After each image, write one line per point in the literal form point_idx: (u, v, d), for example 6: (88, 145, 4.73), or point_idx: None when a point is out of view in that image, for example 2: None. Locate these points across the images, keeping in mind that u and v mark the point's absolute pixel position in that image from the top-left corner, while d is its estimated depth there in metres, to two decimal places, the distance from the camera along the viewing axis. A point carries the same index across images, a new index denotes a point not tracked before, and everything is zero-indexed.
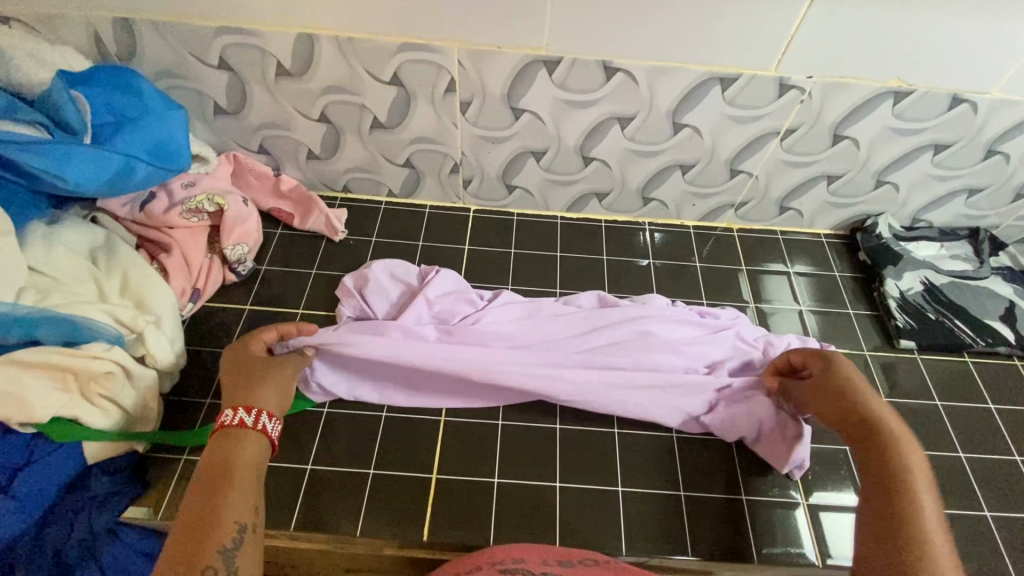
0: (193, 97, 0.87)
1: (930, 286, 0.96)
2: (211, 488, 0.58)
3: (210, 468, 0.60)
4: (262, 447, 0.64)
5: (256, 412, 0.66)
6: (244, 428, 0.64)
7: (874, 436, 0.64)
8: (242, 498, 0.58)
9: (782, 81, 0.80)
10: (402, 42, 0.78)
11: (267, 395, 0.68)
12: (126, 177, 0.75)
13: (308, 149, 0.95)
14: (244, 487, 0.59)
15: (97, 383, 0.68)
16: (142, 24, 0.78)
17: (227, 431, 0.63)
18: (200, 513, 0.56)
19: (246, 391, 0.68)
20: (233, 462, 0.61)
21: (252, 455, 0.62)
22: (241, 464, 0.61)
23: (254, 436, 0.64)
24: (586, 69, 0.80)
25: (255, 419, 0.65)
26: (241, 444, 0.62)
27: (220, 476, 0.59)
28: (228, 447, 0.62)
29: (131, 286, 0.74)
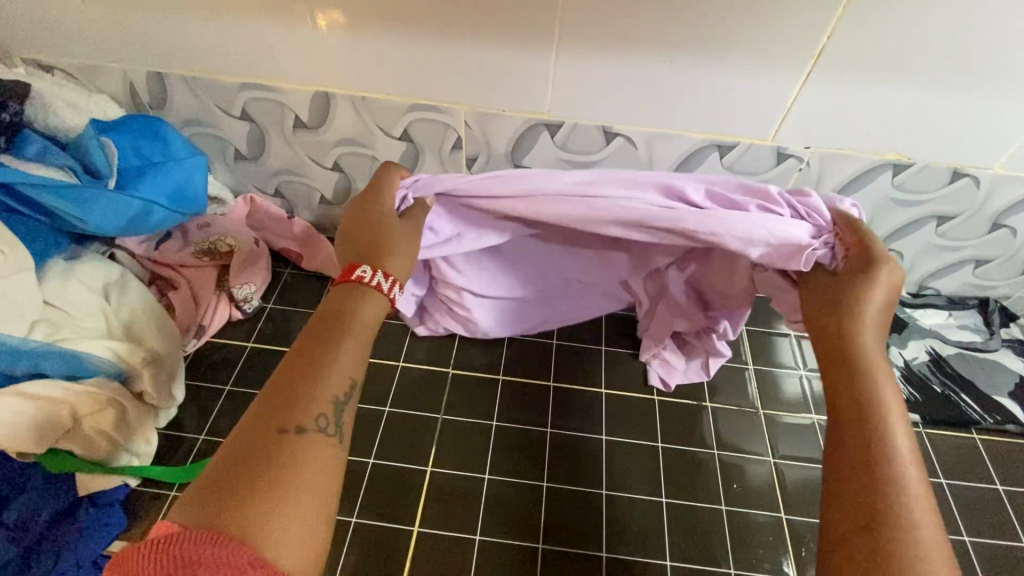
0: (216, 143, 0.92)
1: (936, 356, 0.94)
2: (324, 331, 0.61)
3: (327, 316, 0.63)
4: (381, 309, 0.66)
5: (391, 280, 0.67)
6: (372, 288, 0.66)
7: (846, 354, 0.62)
8: (352, 358, 0.61)
9: (780, 151, 0.81)
10: (411, 102, 0.82)
11: (396, 264, 0.70)
12: (144, 219, 0.79)
13: (321, 194, 0.99)
14: (351, 337, 0.61)
15: (94, 416, 0.70)
16: (174, 79, 0.84)
17: (348, 289, 0.66)
18: (302, 366, 0.58)
19: (377, 257, 0.69)
20: (351, 314, 0.63)
21: (371, 313, 0.65)
22: (361, 321, 0.63)
23: (377, 296, 0.66)
24: (586, 133, 0.82)
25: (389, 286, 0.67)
26: (364, 303, 0.65)
27: (331, 326, 0.61)
28: (350, 302, 0.64)
29: (138, 323, 0.77)
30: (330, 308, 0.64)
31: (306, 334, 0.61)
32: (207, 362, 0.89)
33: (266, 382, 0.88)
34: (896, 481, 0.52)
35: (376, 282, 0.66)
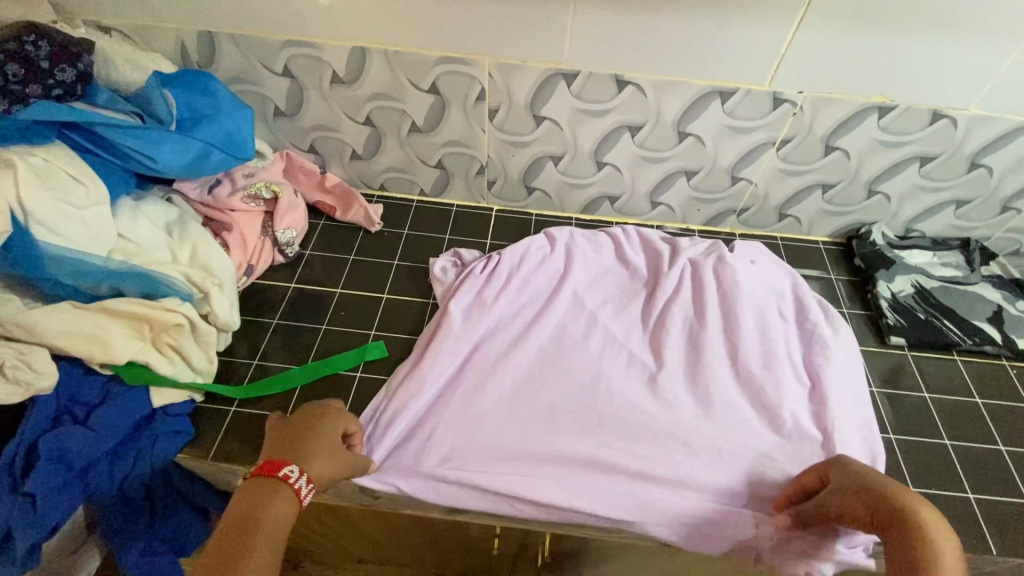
0: (258, 101, 1.01)
1: (921, 289, 1.02)
2: (230, 546, 0.57)
3: (237, 519, 0.59)
4: (292, 510, 0.62)
5: (301, 473, 0.65)
6: (285, 485, 0.63)
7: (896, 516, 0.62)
8: (267, 555, 0.58)
9: (776, 96, 0.90)
10: (441, 56, 0.90)
11: (314, 462, 0.67)
12: (202, 162, 0.87)
13: (352, 149, 1.08)
14: (263, 541, 0.58)
15: (168, 334, 0.79)
16: (223, 38, 0.92)
17: (267, 485, 0.62)
18: (227, 556, 0.56)
19: (301, 446, 0.69)
20: (260, 518, 0.59)
21: (282, 514, 0.61)
22: (271, 520, 0.60)
23: (290, 498, 0.62)
24: (600, 82, 0.91)
25: (297, 479, 0.64)
26: (276, 500, 0.61)
27: (245, 528, 0.58)
28: (264, 500, 0.61)
29: (200, 255, 0.85)
30: (241, 505, 0.61)
31: (215, 542, 0.58)
32: (255, 300, 0.98)
33: (310, 316, 0.98)
34: None
35: (294, 481, 0.63)
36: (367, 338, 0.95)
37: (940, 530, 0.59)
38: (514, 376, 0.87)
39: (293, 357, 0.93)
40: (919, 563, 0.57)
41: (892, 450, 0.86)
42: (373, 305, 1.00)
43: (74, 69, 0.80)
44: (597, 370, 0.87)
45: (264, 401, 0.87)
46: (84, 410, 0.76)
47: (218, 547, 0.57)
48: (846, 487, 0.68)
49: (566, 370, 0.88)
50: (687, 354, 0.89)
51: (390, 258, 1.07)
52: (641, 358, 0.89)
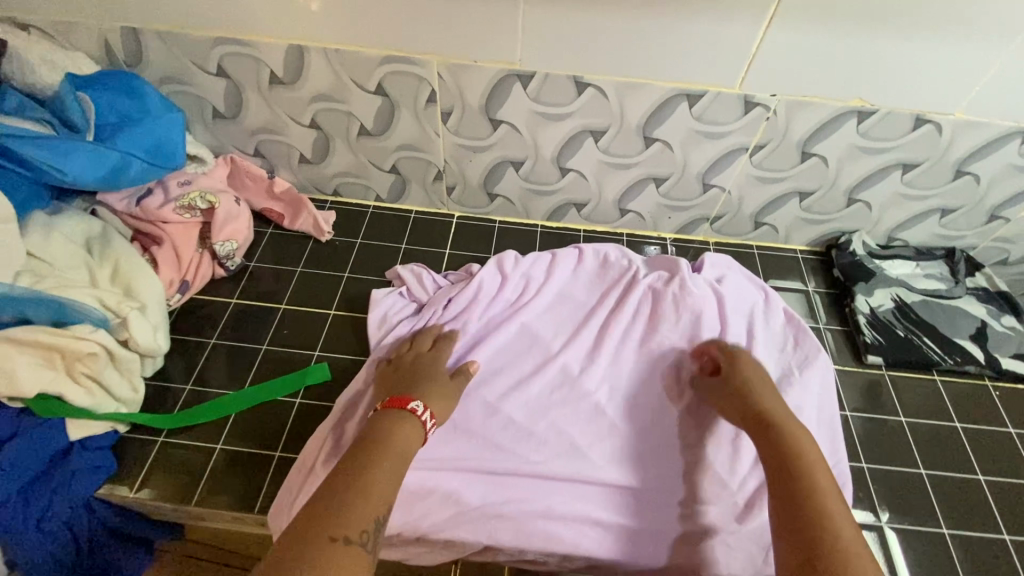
0: (194, 102, 0.93)
1: (901, 303, 0.97)
2: (367, 455, 0.64)
3: (371, 439, 0.66)
4: (417, 434, 0.70)
5: (427, 410, 0.73)
6: (411, 416, 0.71)
7: (770, 422, 0.70)
8: (391, 478, 0.63)
9: (747, 100, 0.83)
10: (385, 55, 0.83)
11: (438, 401, 0.76)
12: (120, 174, 0.80)
13: (300, 154, 1.01)
14: (390, 462, 0.64)
15: (82, 363, 0.72)
16: (149, 34, 0.84)
17: (396, 415, 0.71)
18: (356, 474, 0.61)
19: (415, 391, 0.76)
20: (391, 442, 0.66)
21: (409, 441, 0.68)
22: (400, 445, 0.67)
23: (417, 427, 0.71)
24: (558, 84, 0.84)
25: (422, 413, 0.72)
26: (405, 428, 0.69)
27: (372, 448, 0.65)
28: (392, 427, 0.69)
29: (122, 274, 0.79)
30: (373, 429, 0.68)
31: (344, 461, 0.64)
32: (192, 317, 0.92)
33: (252, 335, 0.92)
34: (834, 521, 0.57)
35: (422, 414, 0.72)
36: (312, 358, 0.90)
37: (817, 463, 0.63)
38: (466, 413, 0.81)
39: (230, 380, 0.87)
40: (793, 462, 0.64)
41: (866, 480, 0.83)
42: (321, 322, 0.94)
43: None
44: (548, 405, 0.82)
45: (197, 429, 0.81)
46: None
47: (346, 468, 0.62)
48: (727, 392, 0.77)
49: (517, 406, 0.82)
50: (646, 395, 0.84)
51: (342, 271, 1.01)
52: (595, 397, 0.83)
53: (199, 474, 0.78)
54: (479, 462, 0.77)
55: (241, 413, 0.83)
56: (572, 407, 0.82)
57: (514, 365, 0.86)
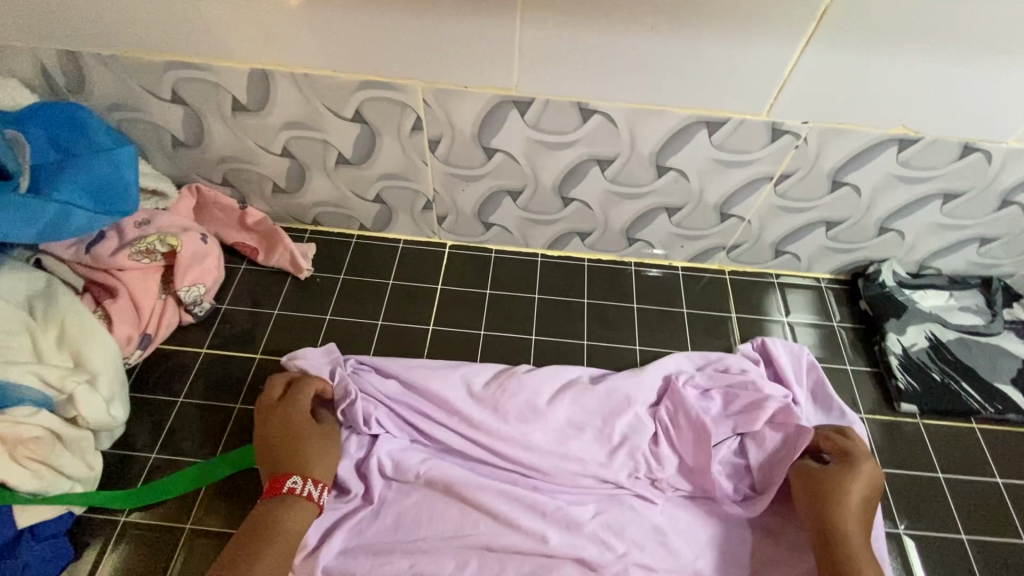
0: (150, 130, 0.83)
1: (936, 342, 0.89)
2: (247, 542, 0.63)
3: (252, 529, 0.64)
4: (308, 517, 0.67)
5: (306, 480, 0.68)
6: (294, 496, 0.67)
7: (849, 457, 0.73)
8: (274, 568, 0.63)
9: (775, 126, 0.73)
10: (362, 79, 0.73)
11: (317, 463, 0.70)
12: (62, 224, 0.69)
13: (273, 183, 0.91)
14: (273, 546, 0.63)
15: (25, 446, 0.64)
16: (90, 58, 0.74)
17: (275, 501, 0.66)
18: (236, 565, 0.61)
19: (305, 455, 0.70)
20: (276, 530, 0.64)
21: (297, 523, 0.66)
22: (289, 532, 0.65)
23: (302, 504, 0.67)
24: (560, 111, 0.74)
25: (303, 487, 0.67)
26: (293, 513, 0.66)
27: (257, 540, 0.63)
28: (282, 514, 0.66)
29: (69, 338, 0.69)
30: (255, 519, 0.65)
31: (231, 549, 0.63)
32: (158, 371, 0.83)
33: (225, 390, 0.83)
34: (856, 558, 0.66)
35: (301, 490, 0.67)
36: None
37: (852, 483, 0.70)
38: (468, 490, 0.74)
39: (201, 445, 0.78)
40: (846, 510, 0.68)
41: (902, 547, 0.76)
42: None
43: None
44: (559, 479, 0.76)
45: (165, 506, 0.73)
46: None
47: (229, 555, 0.63)
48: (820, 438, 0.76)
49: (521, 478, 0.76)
50: (667, 463, 0.77)
51: (324, 312, 0.92)
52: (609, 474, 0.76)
53: (167, 556, 0.70)
54: (484, 537, 0.71)
55: (213, 484, 0.75)
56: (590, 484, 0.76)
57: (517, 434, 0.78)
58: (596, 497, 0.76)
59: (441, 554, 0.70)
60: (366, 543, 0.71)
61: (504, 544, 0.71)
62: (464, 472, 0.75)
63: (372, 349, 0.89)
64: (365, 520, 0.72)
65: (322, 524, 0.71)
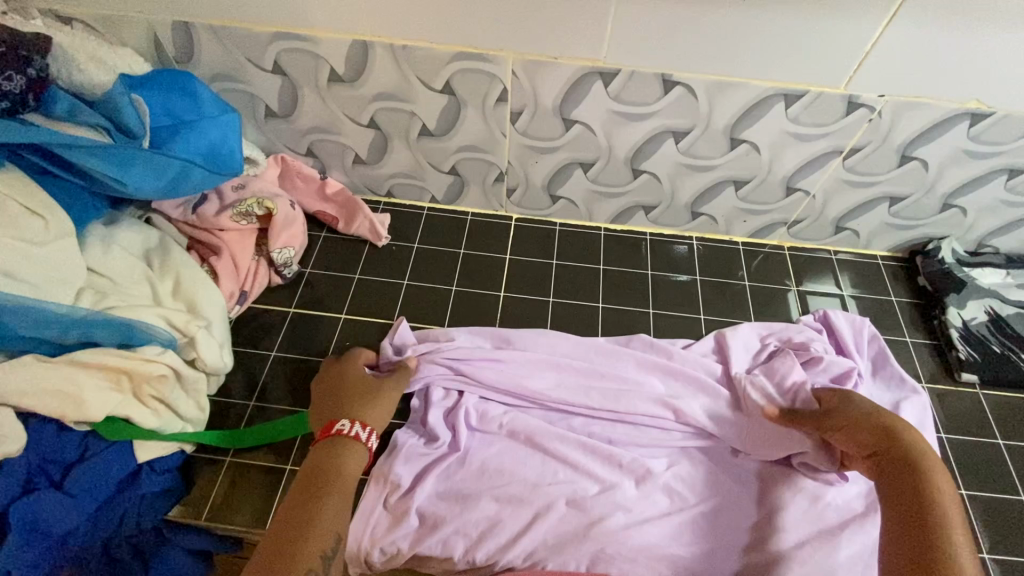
0: (246, 100, 0.88)
1: (996, 316, 0.91)
2: (312, 489, 0.62)
3: (312, 479, 0.63)
4: (361, 462, 0.67)
5: (368, 427, 0.70)
6: (355, 440, 0.68)
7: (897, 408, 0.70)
8: (340, 509, 0.62)
9: (851, 99, 0.76)
10: (456, 51, 0.77)
11: (371, 412, 0.73)
12: (182, 182, 0.75)
13: (355, 154, 0.95)
14: (336, 495, 0.62)
15: (149, 384, 0.69)
16: (201, 29, 0.79)
17: (331, 444, 0.67)
18: (307, 510, 0.60)
19: (357, 406, 0.73)
20: (337, 472, 0.64)
21: (353, 466, 0.66)
22: (345, 474, 0.65)
23: (358, 448, 0.68)
24: (643, 82, 0.77)
25: (364, 433, 0.69)
26: (348, 455, 0.66)
27: (320, 486, 0.62)
28: (334, 458, 0.66)
29: (183, 288, 0.75)
30: (314, 466, 0.65)
31: (296, 503, 0.61)
32: (250, 327, 0.88)
33: (314, 346, 0.88)
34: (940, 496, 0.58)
35: (351, 431, 0.69)
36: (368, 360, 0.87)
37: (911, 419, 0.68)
38: (549, 443, 0.78)
39: (293, 396, 0.83)
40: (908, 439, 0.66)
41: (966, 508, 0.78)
42: (383, 333, 0.90)
43: (24, 77, 0.65)
44: (632, 434, 0.80)
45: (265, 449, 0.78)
46: (59, 470, 0.68)
47: (296, 510, 0.60)
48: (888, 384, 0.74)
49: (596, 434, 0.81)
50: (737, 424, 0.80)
51: (401, 278, 0.97)
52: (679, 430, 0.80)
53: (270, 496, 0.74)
54: (564, 486, 0.75)
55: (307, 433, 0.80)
56: (665, 438, 0.80)
57: (586, 395, 0.82)
58: (667, 450, 0.80)
59: (527, 501, 0.74)
60: (455, 486, 0.75)
61: (584, 492, 0.75)
62: (544, 426, 0.80)
63: (448, 313, 0.93)
64: (453, 466, 0.77)
65: (414, 467, 0.76)
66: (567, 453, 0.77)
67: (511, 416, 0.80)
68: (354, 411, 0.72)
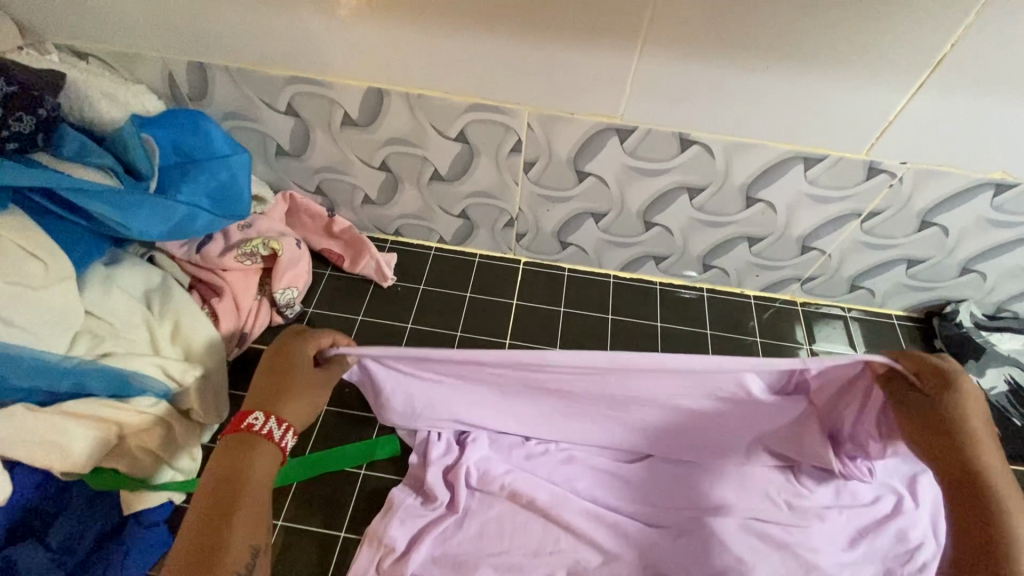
0: (257, 138, 0.87)
1: (1016, 386, 0.89)
2: (220, 505, 0.54)
3: (219, 491, 0.54)
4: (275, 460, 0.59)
5: (285, 426, 0.60)
6: (265, 441, 0.58)
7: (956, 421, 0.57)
8: (254, 524, 0.55)
9: (872, 166, 0.75)
10: (472, 102, 0.76)
11: (296, 402, 0.61)
12: (188, 225, 0.74)
13: (365, 194, 0.94)
14: (250, 509, 0.55)
15: (140, 435, 0.67)
16: (217, 70, 0.78)
17: (236, 443, 0.57)
18: (211, 537, 0.52)
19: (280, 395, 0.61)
20: (245, 481, 0.56)
21: (265, 471, 0.57)
22: (255, 482, 0.56)
23: (270, 451, 0.58)
24: (660, 140, 0.76)
25: (282, 434, 0.59)
26: (258, 459, 0.57)
27: (228, 507, 0.54)
28: (241, 460, 0.56)
29: (183, 333, 0.73)
30: (219, 476, 0.55)
31: (200, 525, 0.53)
32: (247, 369, 0.86)
33: None
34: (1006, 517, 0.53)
35: (261, 426, 0.58)
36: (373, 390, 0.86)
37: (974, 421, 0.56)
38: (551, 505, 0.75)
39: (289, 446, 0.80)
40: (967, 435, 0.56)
41: None
42: None
43: (34, 117, 0.64)
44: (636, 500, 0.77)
45: None
46: (41, 522, 0.65)
47: (197, 535, 0.52)
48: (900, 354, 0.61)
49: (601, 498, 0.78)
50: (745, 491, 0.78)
51: (405, 321, 0.94)
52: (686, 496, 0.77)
53: None
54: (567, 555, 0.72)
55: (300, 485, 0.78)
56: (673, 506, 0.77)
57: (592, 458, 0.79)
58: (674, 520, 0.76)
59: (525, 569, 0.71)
60: (452, 549, 0.72)
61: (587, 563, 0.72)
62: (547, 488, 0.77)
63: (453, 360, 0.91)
64: (450, 529, 0.74)
65: (410, 529, 0.73)
66: (571, 519, 0.74)
67: (515, 476, 0.77)
68: (265, 395, 0.60)
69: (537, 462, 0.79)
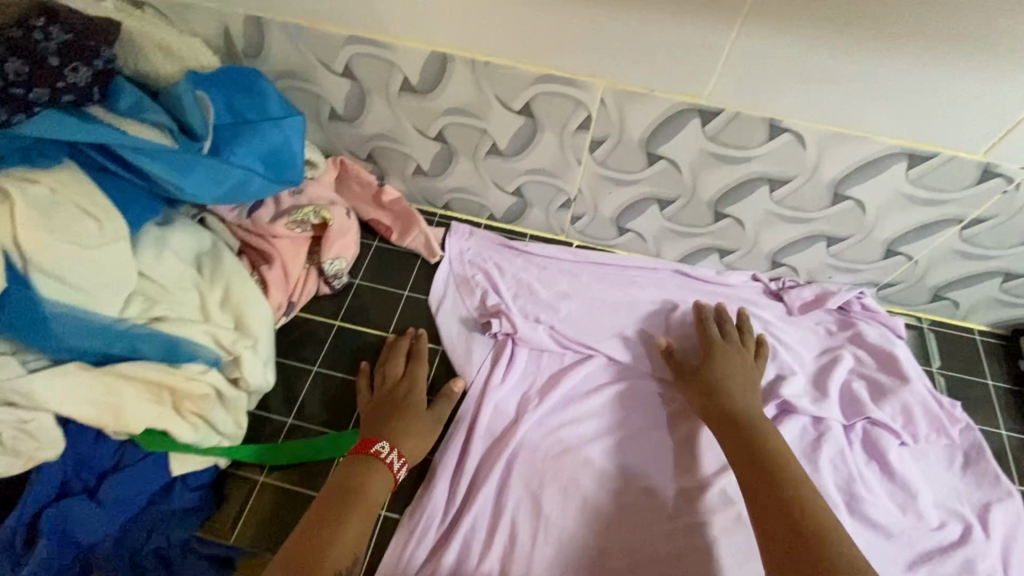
0: (310, 100, 0.83)
1: None
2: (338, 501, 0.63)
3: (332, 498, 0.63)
4: (387, 485, 0.67)
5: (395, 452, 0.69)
6: (378, 461, 0.67)
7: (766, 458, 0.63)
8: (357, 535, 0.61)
9: (987, 167, 0.67)
10: (543, 72, 0.70)
11: (377, 475, 0.66)
12: (241, 189, 0.72)
13: (417, 165, 0.90)
14: (355, 518, 0.62)
15: (191, 401, 0.66)
16: (275, 26, 0.74)
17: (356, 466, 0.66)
18: (320, 542, 0.59)
19: (389, 428, 0.72)
20: (362, 491, 0.64)
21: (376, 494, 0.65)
22: (369, 496, 0.64)
23: (383, 472, 0.67)
24: (747, 126, 0.69)
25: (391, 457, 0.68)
26: (370, 479, 0.66)
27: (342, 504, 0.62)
28: (360, 477, 0.65)
29: (233, 300, 0.72)
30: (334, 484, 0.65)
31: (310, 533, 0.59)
32: (292, 338, 0.85)
33: (354, 366, 0.83)
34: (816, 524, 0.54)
35: (387, 456, 0.68)
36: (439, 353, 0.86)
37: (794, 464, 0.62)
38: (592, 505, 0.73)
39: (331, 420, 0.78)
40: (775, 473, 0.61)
41: None
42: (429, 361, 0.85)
43: (90, 69, 0.61)
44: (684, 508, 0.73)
45: (294, 469, 0.74)
46: (95, 477, 0.66)
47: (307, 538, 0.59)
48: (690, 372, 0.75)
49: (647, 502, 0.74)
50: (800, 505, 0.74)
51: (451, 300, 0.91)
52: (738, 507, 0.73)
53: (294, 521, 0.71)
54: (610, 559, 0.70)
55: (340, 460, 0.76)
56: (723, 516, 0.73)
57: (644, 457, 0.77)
58: None
59: (570, 571, 0.69)
60: (496, 536, 0.71)
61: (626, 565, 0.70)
62: None
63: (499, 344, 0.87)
64: (486, 521, 0.72)
65: (445, 520, 0.72)
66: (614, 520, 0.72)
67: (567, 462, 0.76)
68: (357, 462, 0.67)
69: (597, 447, 0.77)
